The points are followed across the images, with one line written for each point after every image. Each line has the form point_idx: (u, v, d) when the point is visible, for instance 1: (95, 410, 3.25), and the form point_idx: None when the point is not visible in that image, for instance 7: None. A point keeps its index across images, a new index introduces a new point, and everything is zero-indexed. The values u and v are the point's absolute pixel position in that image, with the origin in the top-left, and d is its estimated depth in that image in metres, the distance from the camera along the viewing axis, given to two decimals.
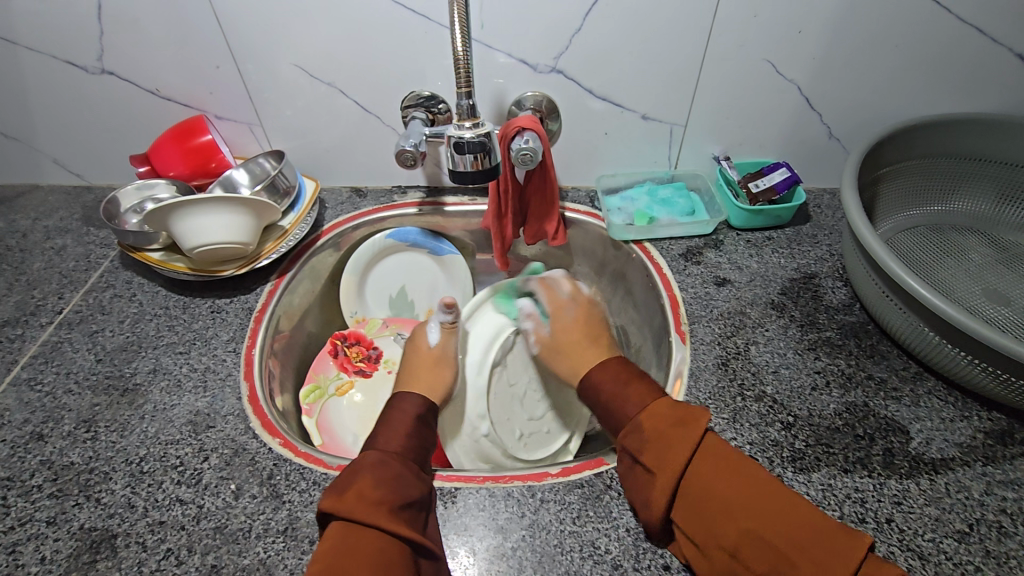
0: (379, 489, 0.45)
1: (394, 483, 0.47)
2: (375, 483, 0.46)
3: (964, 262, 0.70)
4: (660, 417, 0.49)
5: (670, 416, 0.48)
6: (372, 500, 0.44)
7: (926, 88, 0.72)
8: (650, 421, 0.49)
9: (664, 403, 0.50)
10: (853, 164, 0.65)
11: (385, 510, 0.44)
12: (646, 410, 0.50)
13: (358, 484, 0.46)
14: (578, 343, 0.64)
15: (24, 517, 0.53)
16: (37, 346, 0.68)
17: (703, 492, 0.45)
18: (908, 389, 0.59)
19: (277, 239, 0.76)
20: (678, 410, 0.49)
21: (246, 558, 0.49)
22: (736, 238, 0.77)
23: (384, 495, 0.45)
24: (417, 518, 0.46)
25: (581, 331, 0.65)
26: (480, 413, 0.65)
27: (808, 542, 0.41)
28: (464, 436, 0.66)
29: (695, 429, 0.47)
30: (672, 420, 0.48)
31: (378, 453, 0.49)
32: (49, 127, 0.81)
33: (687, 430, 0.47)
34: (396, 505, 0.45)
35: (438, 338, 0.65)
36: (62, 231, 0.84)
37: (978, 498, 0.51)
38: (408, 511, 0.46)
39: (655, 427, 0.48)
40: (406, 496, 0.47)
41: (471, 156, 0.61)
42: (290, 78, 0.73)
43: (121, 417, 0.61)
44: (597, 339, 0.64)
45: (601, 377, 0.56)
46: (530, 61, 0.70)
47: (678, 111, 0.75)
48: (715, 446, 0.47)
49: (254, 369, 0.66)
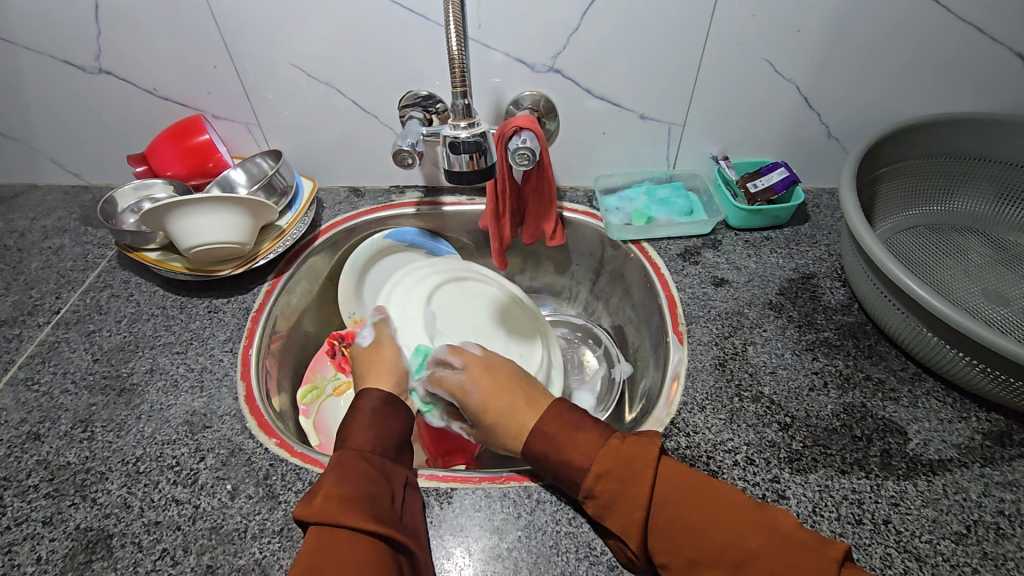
0: (345, 487, 0.46)
1: (362, 479, 0.47)
2: (340, 482, 0.46)
3: (963, 262, 0.70)
4: (612, 466, 0.47)
5: (619, 461, 0.47)
6: (341, 498, 0.45)
7: (925, 88, 0.72)
8: (601, 484, 0.47)
9: (609, 447, 0.48)
10: (852, 164, 0.64)
11: (353, 504, 0.44)
12: (591, 473, 0.47)
13: (324, 487, 0.46)
14: (506, 405, 0.55)
15: (20, 517, 0.53)
16: (35, 346, 0.68)
17: (670, 542, 0.44)
18: (906, 389, 0.59)
19: (274, 239, 0.75)
20: (625, 452, 0.47)
21: (241, 559, 0.49)
22: (734, 238, 0.77)
23: (351, 492, 0.45)
24: (391, 511, 0.47)
25: (497, 399, 0.56)
26: None
27: (784, 564, 0.41)
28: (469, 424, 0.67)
29: (649, 467, 0.46)
30: (622, 472, 0.46)
31: (341, 454, 0.50)
32: (47, 127, 0.81)
33: (641, 481, 0.45)
34: (365, 500, 0.45)
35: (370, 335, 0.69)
36: (61, 230, 0.84)
37: (976, 499, 0.51)
38: (379, 505, 0.46)
39: (608, 488, 0.46)
40: (374, 490, 0.47)
41: (467, 156, 0.61)
42: (288, 78, 0.73)
43: (118, 417, 0.61)
44: (519, 397, 0.56)
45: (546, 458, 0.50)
46: (527, 60, 0.69)
47: (677, 110, 0.74)
48: (674, 474, 0.46)
49: (252, 369, 0.66)
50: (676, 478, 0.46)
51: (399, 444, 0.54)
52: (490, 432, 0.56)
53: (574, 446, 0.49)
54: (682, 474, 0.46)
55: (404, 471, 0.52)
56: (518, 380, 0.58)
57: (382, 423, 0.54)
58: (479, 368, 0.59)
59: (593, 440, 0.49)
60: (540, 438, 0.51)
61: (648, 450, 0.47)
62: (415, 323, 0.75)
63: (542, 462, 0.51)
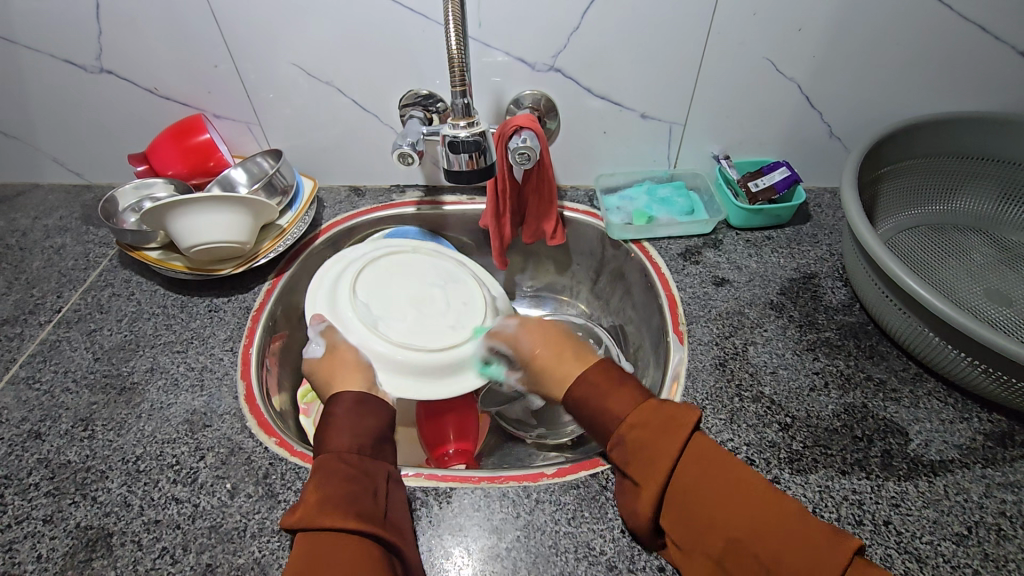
0: (328, 491, 0.45)
1: (345, 480, 0.47)
2: (323, 486, 0.45)
3: (966, 262, 0.70)
4: (648, 419, 0.48)
5: (656, 417, 0.48)
6: (322, 503, 0.44)
7: (927, 88, 0.71)
8: (633, 432, 0.48)
9: (649, 405, 0.49)
10: (853, 164, 0.64)
11: (335, 507, 0.44)
12: (627, 421, 0.49)
13: (306, 494, 0.45)
14: (556, 356, 0.60)
15: (20, 515, 0.53)
16: (35, 345, 0.69)
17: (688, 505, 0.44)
18: (907, 390, 0.59)
19: (275, 238, 0.76)
20: (664, 411, 0.48)
21: (241, 557, 0.49)
22: (735, 238, 0.77)
23: (333, 495, 0.45)
24: (377, 509, 0.46)
25: (548, 348, 0.61)
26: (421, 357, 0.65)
27: (794, 544, 0.40)
28: (433, 384, 0.65)
29: (684, 428, 0.46)
30: (656, 428, 0.47)
31: (322, 456, 0.49)
32: (48, 126, 0.82)
33: (671, 437, 0.46)
34: (349, 501, 0.45)
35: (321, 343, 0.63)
36: (62, 229, 0.84)
37: (977, 500, 0.50)
38: (364, 505, 0.45)
39: (639, 437, 0.48)
40: (358, 490, 0.46)
41: (467, 155, 0.61)
42: (289, 78, 0.73)
43: (118, 415, 0.61)
44: (568, 350, 0.60)
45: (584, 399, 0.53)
46: (528, 60, 0.69)
47: (677, 110, 0.74)
48: (702, 448, 0.46)
49: (252, 368, 0.66)
50: (706, 450, 0.46)
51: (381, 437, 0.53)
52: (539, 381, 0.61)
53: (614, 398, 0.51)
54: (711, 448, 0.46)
55: (387, 465, 0.51)
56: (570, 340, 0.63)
57: (358, 423, 0.52)
58: (531, 326, 0.65)
59: (633, 396, 0.51)
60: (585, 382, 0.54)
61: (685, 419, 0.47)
62: (347, 311, 0.66)
63: (580, 406, 0.53)
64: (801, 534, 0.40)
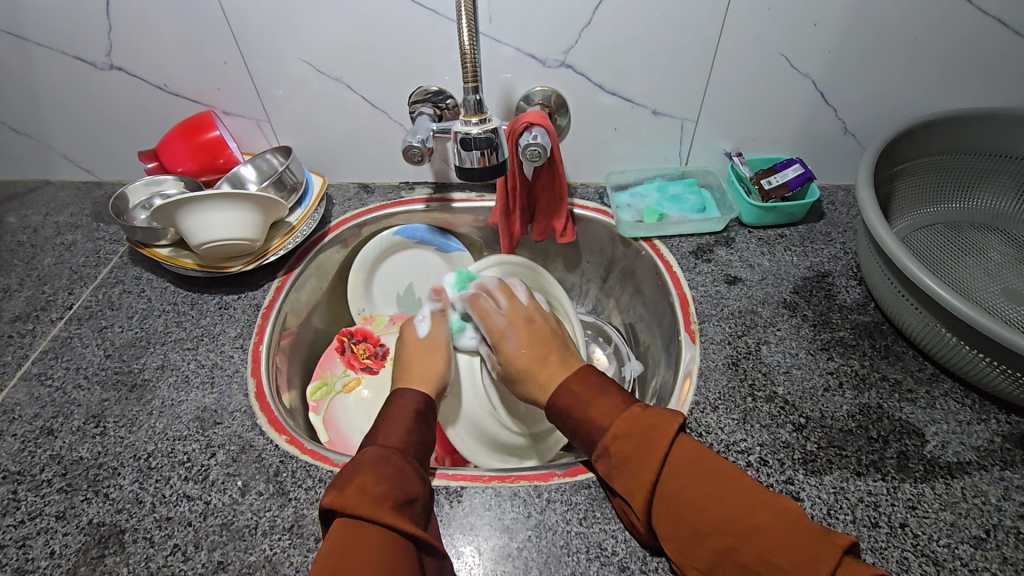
0: (382, 485, 0.45)
1: (398, 480, 0.47)
2: (378, 479, 0.46)
3: (983, 261, 0.69)
4: (631, 428, 0.49)
5: (639, 426, 0.49)
6: (377, 497, 0.44)
7: (946, 83, 0.70)
8: (617, 443, 0.49)
9: (631, 413, 0.51)
10: (870, 161, 0.63)
11: (388, 503, 0.44)
12: (610, 430, 0.50)
13: (359, 481, 0.45)
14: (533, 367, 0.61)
15: (34, 511, 0.53)
16: (47, 342, 0.69)
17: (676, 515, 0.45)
18: (923, 390, 0.58)
19: (284, 236, 0.75)
20: (647, 420, 0.49)
21: (252, 555, 0.50)
22: (748, 235, 0.76)
23: (386, 491, 0.45)
24: (420, 518, 0.46)
25: (529, 353, 0.62)
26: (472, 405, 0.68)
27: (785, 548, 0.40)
28: (462, 426, 0.68)
29: (667, 436, 0.47)
30: (641, 436, 0.48)
31: (375, 450, 0.49)
32: (58, 123, 0.82)
33: (655, 445, 0.47)
34: (401, 500, 0.45)
35: (426, 328, 0.69)
36: (73, 226, 0.84)
37: (995, 503, 0.50)
38: (411, 509, 0.45)
39: (623, 448, 0.49)
40: (409, 491, 0.46)
41: (478, 152, 0.60)
42: (298, 73, 0.72)
43: (129, 412, 0.61)
44: (551, 354, 0.62)
45: (566, 406, 0.55)
46: (539, 55, 0.69)
47: (689, 106, 0.73)
48: (687, 456, 0.47)
49: (262, 366, 0.66)
50: (691, 458, 0.47)
51: (428, 448, 0.54)
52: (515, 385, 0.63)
53: (596, 406, 0.53)
54: (694, 455, 0.47)
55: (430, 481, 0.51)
56: (552, 340, 0.64)
57: (420, 430, 0.54)
58: (518, 321, 0.65)
59: (615, 406, 0.52)
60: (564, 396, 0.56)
61: (668, 426, 0.48)
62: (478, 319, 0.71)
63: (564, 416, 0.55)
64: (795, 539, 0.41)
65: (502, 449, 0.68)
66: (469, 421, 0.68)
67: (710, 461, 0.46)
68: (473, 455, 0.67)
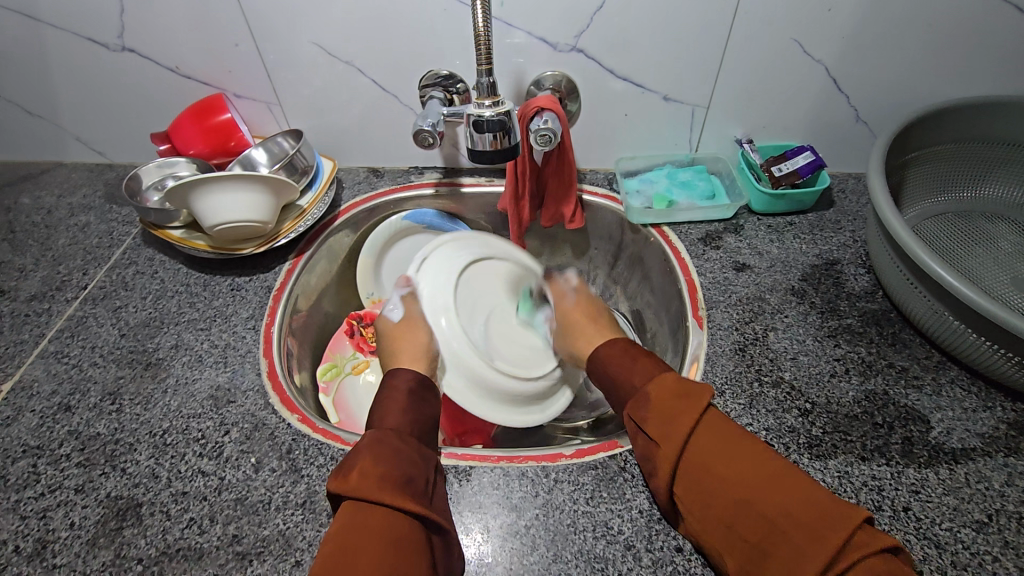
0: (382, 465, 0.46)
1: (397, 459, 0.47)
2: (378, 460, 0.46)
3: (993, 250, 0.69)
4: (664, 390, 0.49)
5: (672, 392, 0.49)
6: (377, 478, 0.44)
7: (961, 70, 0.69)
8: (655, 399, 0.49)
9: (668, 379, 0.50)
10: (881, 148, 0.63)
11: (389, 484, 0.44)
12: (650, 386, 0.50)
13: (360, 465, 0.45)
14: (582, 322, 0.65)
15: (54, 484, 0.55)
16: (63, 321, 0.70)
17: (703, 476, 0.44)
18: (930, 377, 0.58)
19: (295, 218, 0.76)
20: (680, 386, 0.49)
21: (266, 529, 0.51)
22: (757, 223, 0.76)
23: (386, 471, 0.45)
24: (425, 494, 0.47)
25: (584, 310, 0.67)
26: (474, 375, 0.64)
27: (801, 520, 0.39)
28: (479, 398, 0.65)
29: (697, 406, 0.46)
30: (672, 399, 0.48)
31: (375, 432, 0.49)
32: (71, 104, 0.82)
33: (687, 409, 0.47)
34: (402, 481, 0.45)
35: (401, 313, 0.65)
36: (86, 208, 0.85)
37: (998, 489, 0.50)
38: (413, 486, 0.46)
39: (659, 405, 0.48)
40: (409, 471, 0.47)
41: (491, 135, 0.60)
42: (309, 56, 0.73)
43: (144, 390, 0.62)
44: (601, 319, 0.65)
45: (612, 358, 0.57)
46: (550, 40, 0.68)
47: (700, 92, 0.73)
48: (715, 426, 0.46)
49: (273, 347, 0.67)
50: (717, 432, 0.46)
51: (431, 425, 0.55)
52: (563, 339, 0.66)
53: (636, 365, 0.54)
54: (723, 429, 0.46)
55: (434, 456, 0.52)
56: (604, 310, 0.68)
57: (417, 409, 0.54)
58: (582, 287, 0.70)
59: (654, 367, 0.53)
60: (611, 349, 0.58)
61: (698, 398, 0.47)
62: (438, 289, 0.66)
63: (607, 366, 0.57)
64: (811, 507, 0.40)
65: (529, 399, 0.68)
66: (489, 390, 0.65)
67: (739, 436, 0.45)
68: (502, 417, 0.67)
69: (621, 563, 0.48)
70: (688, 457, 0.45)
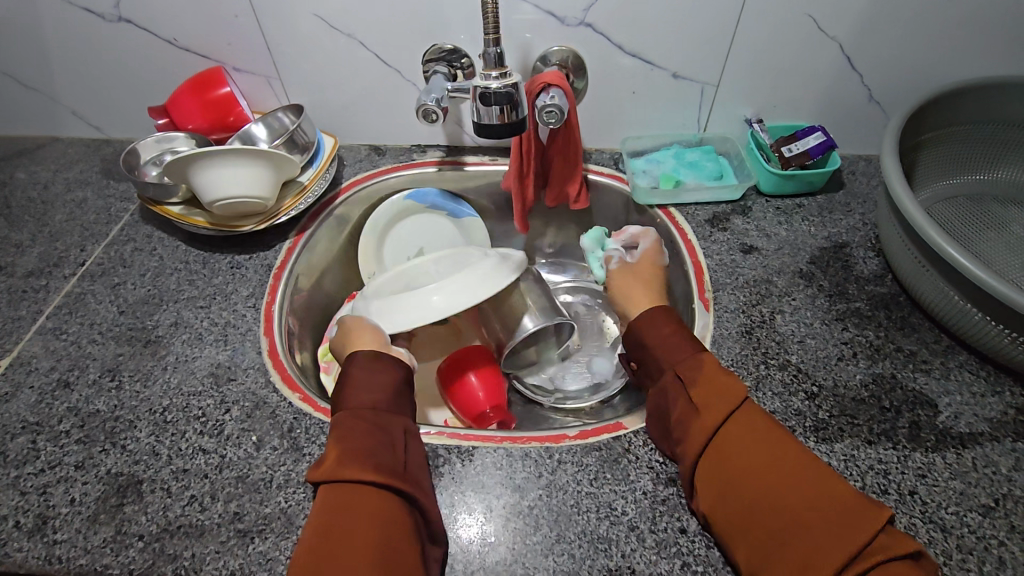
0: (348, 445, 0.46)
1: (364, 436, 0.47)
2: (344, 440, 0.46)
3: (1004, 235, 0.68)
4: (708, 376, 0.49)
5: (710, 380, 0.49)
6: (345, 458, 0.45)
7: (977, 49, 0.68)
8: (698, 380, 0.49)
9: (711, 363, 0.51)
10: (895, 128, 0.62)
11: (357, 461, 0.44)
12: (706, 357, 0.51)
13: (331, 448, 0.46)
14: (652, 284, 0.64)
15: (53, 461, 0.54)
16: (61, 297, 0.69)
17: (724, 473, 0.45)
18: (938, 362, 0.58)
19: (296, 195, 0.75)
20: (714, 378, 0.49)
21: (267, 507, 0.50)
22: (765, 205, 0.74)
23: (354, 449, 0.45)
24: (396, 463, 0.47)
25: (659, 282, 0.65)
26: (400, 313, 0.62)
27: (823, 531, 0.40)
28: (423, 314, 0.61)
29: (730, 402, 0.47)
30: (707, 390, 0.48)
31: (342, 412, 0.49)
32: (66, 77, 0.80)
33: (721, 403, 0.47)
34: (369, 455, 0.45)
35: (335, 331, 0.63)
36: (83, 183, 0.84)
37: (1006, 474, 0.50)
38: (382, 459, 0.46)
39: (698, 390, 0.49)
40: (377, 445, 0.47)
41: (498, 108, 0.59)
42: (310, 29, 0.71)
43: (144, 367, 0.61)
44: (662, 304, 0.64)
45: (655, 323, 0.56)
46: (558, 14, 0.67)
47: (710, 70, 0.72)
48: (746, 423, 0.47)
49: (274, 326, 0.66)
50: (745, 431, 0.46)
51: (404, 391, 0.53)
52: (619, 280, 0.65)
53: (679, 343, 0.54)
54: (753, 426, 0.46)
55: (404, 420, 0.51)
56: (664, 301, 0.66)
57: (379, 379, 0.52)
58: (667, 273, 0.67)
59: (693, 347, 0.53)
60: (658, 309, 0.58)
61: (732, 395, 0.47)
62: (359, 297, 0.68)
63: (653, 328, 0.56)
64: (824, 516, 0.41)
65: (470, 283, 0.63)
66: (423, 307, 0.62)
67: (764, 437, 0.46)
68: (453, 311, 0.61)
69: (624, 544, 0.48)
70: (712, 450, 0.46)
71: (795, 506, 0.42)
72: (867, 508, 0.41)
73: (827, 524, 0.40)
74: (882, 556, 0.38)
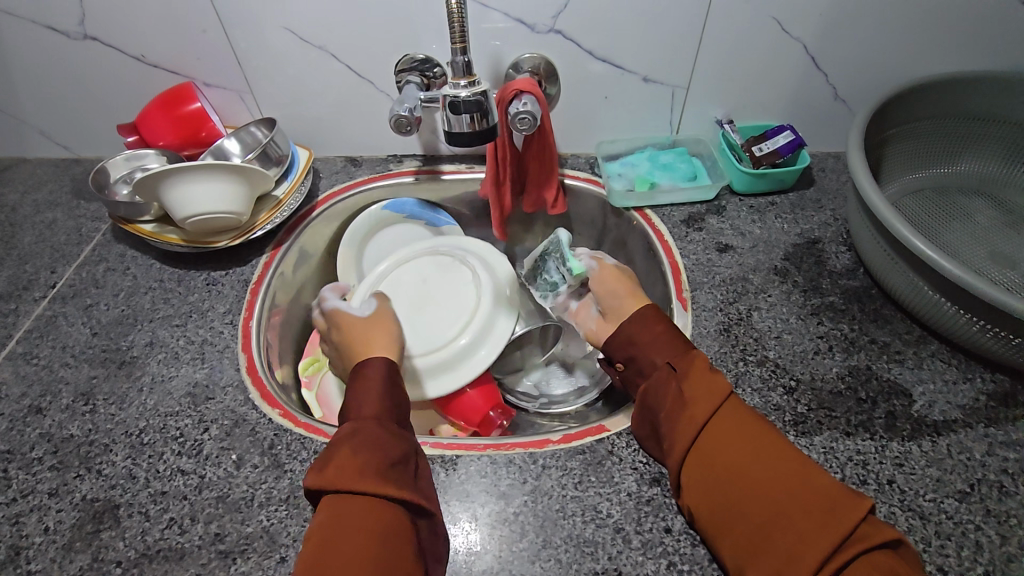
0: (357, 453, 0.44)
1: (373, 444, 0.45)
2: (353, 449, 0.44)
3: (969, 226, 0.69)
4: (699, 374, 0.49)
5: (705, 378, 0.48)
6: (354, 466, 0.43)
7: (935, 47, 0.70)
8: (692, 378, 0.49)
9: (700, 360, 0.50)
10: (860, 124, 0.63)
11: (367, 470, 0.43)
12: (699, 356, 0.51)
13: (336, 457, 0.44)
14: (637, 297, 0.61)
15: (26, 489, 0.53)
16: (31, 321, 0.68)
17: (709, 470, 0.45)
18: (911, 352, 0.59)
19: (271, 210, 0.74)
20: (706, 376, 0.49)
21: (249, 526, 0.50)
22: (739, 204, 0.75)
23: (364, 457, 0.44)
24: (406, 475, 0.45)
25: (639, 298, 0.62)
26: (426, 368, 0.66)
27: (803, 523, 0.40)
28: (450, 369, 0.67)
29: (717, 397, 0.47)
30: (700, 387, 0.48)
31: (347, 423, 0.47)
32: (31, 96, 0.79)
33: (710, 400, 0.47)
34: (380, 465, 0.44)
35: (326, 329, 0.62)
36: (52, 204, 0.82)
37: (979, 459, 0.51)
38: (391, 469, 0.44)
39: (694, 388, 0.48)
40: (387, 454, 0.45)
41: (468, 116, 0.59)
42: (280, 43, 0.71)
43: (119, 389, 0.60)
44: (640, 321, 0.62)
45: (639, 321, 0.55)
46: (527, 21, 0.67)
47: (680, 73, 0.73)
48: (732, 417, 0.47)
49: (252, 342, 0.65)
50: (729, 425, 0.46)
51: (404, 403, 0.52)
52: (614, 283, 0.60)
53: (658, 339, 0.53)
54: (739, 421, 0.46)
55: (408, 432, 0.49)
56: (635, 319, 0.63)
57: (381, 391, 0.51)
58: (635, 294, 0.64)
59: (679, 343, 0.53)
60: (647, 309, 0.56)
61: (719, 391, 0.47)
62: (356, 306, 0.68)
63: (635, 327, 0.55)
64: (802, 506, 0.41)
65: (486, 334, 0.68)
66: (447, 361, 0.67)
67: (750, 431, 0.46)
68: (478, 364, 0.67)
69: (610, 546, 0.48)
70: (700, 447, 0.46)
71: (776, 499, 0.42)
72: (846, 496, 0.41)
73: (810, 515, 0.40)
74: (867, 544, 0.38)
